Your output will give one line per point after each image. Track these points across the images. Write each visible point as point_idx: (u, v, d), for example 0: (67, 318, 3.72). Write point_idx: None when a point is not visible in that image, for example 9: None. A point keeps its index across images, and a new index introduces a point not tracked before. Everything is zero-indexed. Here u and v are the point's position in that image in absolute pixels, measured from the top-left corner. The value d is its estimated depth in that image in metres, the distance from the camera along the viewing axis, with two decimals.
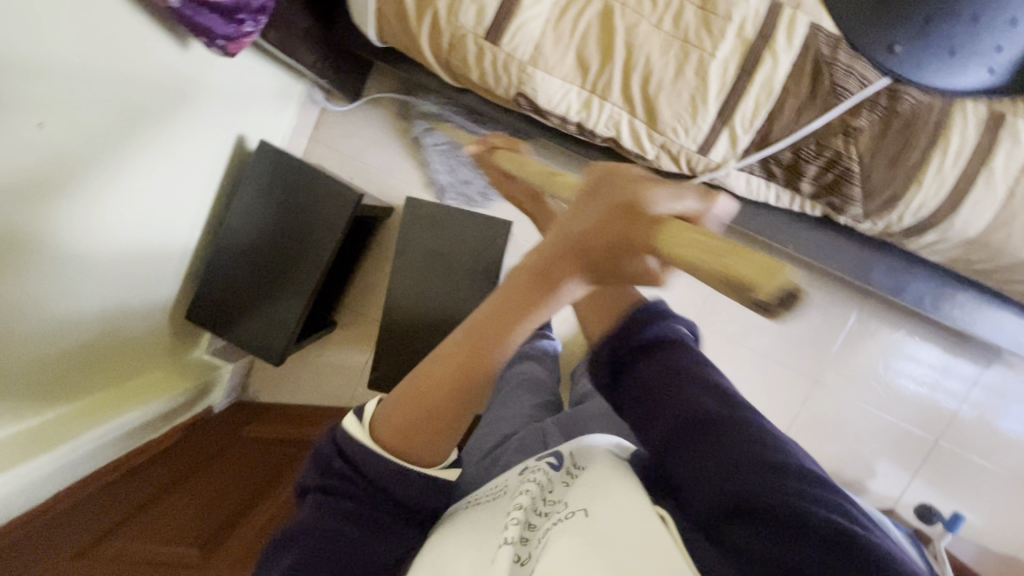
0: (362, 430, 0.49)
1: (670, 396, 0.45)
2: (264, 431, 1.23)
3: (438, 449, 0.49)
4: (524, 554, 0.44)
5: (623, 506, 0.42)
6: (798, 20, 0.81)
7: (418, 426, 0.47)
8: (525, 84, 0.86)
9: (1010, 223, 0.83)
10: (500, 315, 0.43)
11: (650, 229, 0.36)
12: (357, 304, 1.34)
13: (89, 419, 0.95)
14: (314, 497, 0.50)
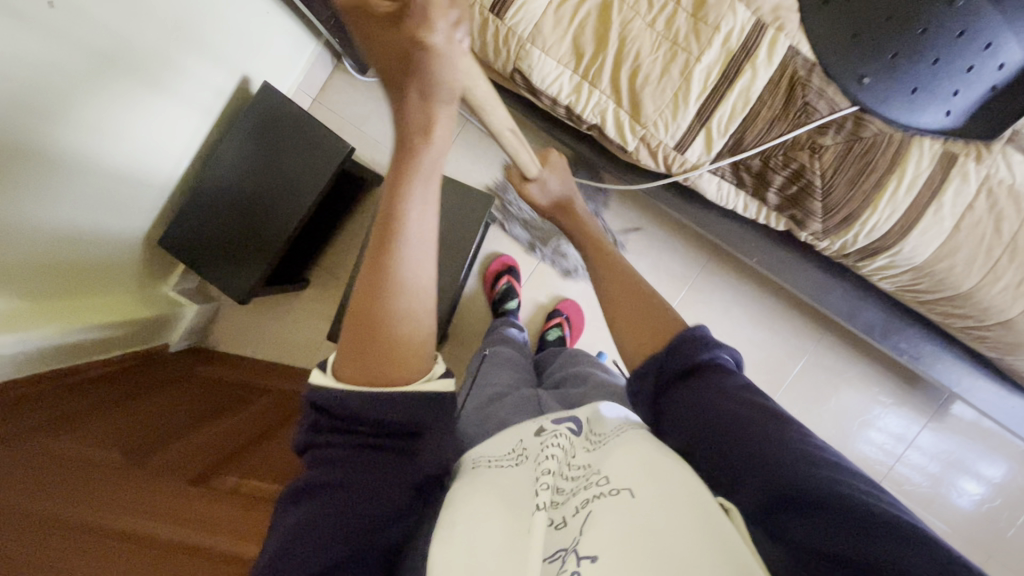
0: (327, 376, 0.55)
1: (708, 409, 0.51)
2: (219, 373, 1.22)
3: (389, 353, 0.54)
4: (558, 519, 0.48)
5: (671, 497, 0.45)
6: (778, 41, 0.88)
7: (356, 337, 0.54)
8: (522, 60, 0.92)
9: (953, 255, 0.89)
10: (387, 214, 0.54)
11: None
12: (331, 265, 1.35)
13: (52, 320, 0.94)
14: (317, 453, 0.52)
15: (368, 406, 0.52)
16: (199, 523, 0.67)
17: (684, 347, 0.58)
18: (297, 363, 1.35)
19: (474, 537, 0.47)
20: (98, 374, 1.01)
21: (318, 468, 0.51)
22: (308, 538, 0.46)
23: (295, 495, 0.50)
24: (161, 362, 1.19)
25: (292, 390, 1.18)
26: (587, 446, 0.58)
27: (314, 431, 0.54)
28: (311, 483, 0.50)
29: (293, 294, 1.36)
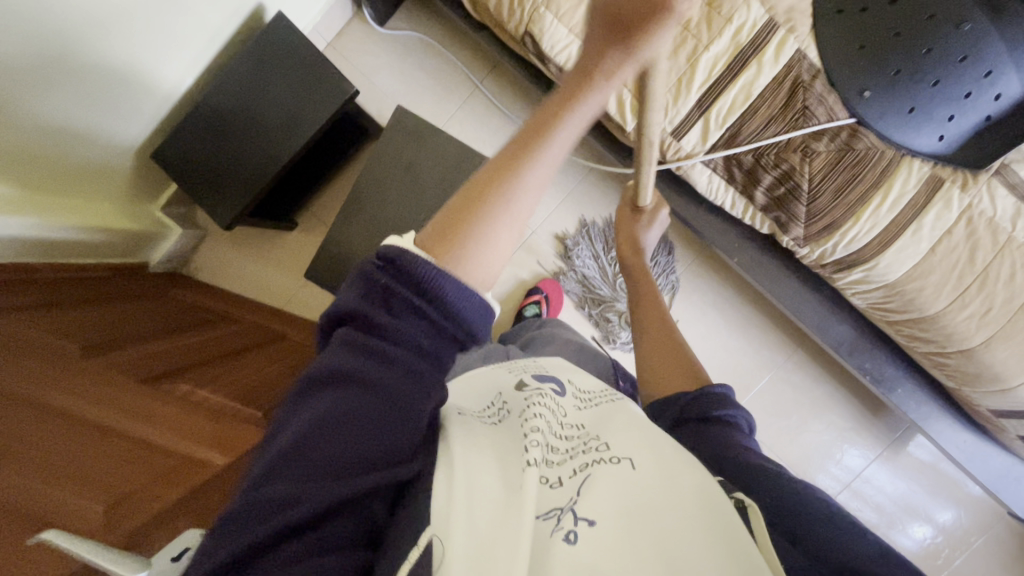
0: (405, 238, 0.46)
1: (725, 446, 0.53)
2: (192, 297, 1.22)
3: (470, 249, 0.46)
4: (553, 477, 0.44)
5: (671, 472, 0.45)
6: (787, 43, 0.89)
7: (458, 217, 0.47)
8: (534, 24, 0.93)
9: (924, 277, 0.91)
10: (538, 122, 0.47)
11: None
12: (321, 211, 1.35)
13: (26, 214, 0.94)
14: (344, 343, 0.44)
15: (437, 293, 0.44)
16: (139, 416, 0.67)
17: (702, 401, 0.60)
18: (272, 302, 1.35)
19: (464, 485, 0.42)
20: (57, 277, 0.98)
21: (362, 355, 0.43)
22: (337, 438, 0.40)
23: (330, 374, 0.43)
24: (137, 278, 1.19)
25: (264, 324, 1.19)
26: (576, 404, 0.56)
27: (366, 302, 0.45)
28: (350, 369, 0.43)
29: (279, 234, 1.36)
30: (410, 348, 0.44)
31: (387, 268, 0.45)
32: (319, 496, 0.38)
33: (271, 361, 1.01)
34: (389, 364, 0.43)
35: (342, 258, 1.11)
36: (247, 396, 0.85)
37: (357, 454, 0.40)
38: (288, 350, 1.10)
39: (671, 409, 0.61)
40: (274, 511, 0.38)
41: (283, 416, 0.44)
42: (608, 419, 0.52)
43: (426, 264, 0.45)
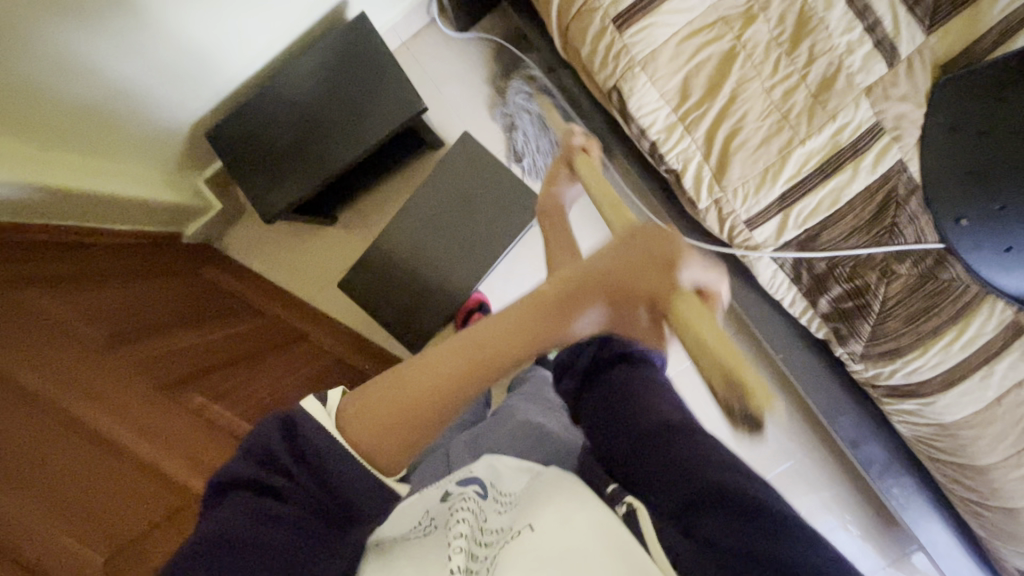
0: (327, 417, 0.46)
1: (631, 414, 0.54)
2: (220, 280, 1.20)
3: (395, 454, 0.46)
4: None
5: (584, 550, 0.42)
6: (889, 152, 0.84)
7: (386, 429, 0.45)
8: (625, 80, 0.88)
9: (984, 426, 0.85)
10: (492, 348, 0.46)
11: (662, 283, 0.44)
12: (363, 211, 1.31)
13: (61, 170, 0.92)
14: (240, 508, 0.42)
15: (327, 463, 0.45)
16: (153, 436, 0.64)
17: (617, 340, 0.60)
18: (298, 294, 1.33)
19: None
20: (91, 244, 0.96)
21: (249, 517, 0.41)
22: None
23: (208, 542, 0.40)
24: (170, 250, 1.17)
25: (286, 321, 1.17)
26: (497, 507, 0.51)
27: (262, 468, 0.45)
28: (234, 535, 0.40)
29: (318, 226, 1.33)
30: (308, 506, 0.44)
31: (284, 437, 0.46)
32: None
33: (287, 372, 0.98)
34: (283, 523, 0.42)
35: (382, 275, 1.12)
36: (255, 415, 0.83)
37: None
38: (304, 356, 1.07)
39: (579, 365, 0.63)
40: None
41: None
42: (534, 500, 0.49)
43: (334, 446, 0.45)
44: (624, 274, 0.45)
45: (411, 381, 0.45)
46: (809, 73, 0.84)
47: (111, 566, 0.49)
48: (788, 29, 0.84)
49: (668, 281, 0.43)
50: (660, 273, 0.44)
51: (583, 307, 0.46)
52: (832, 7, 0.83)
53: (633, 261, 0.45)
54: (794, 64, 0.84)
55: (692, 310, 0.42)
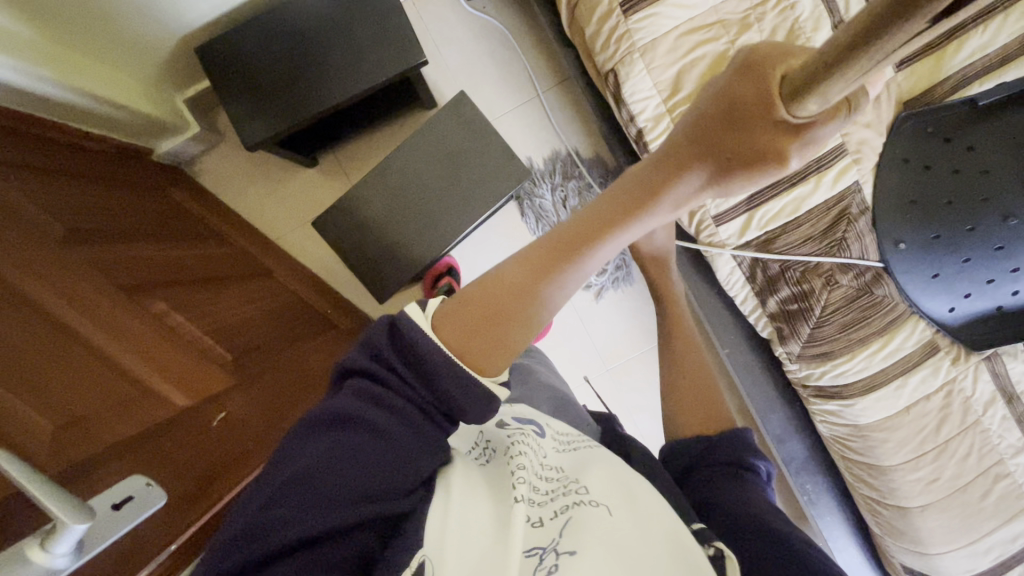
0: (422, 318, 0.45)
1: (723, 493, 0.55)
2: (188, 203, 1.16)
3: (491, 354, 0.45)
4: (536, 517, 0.42)
5: (647, 530, 0.41)
6: (848, 172, 0.92)
7: (478, 326, 0.45)
8: (623, 65, 0.92)
9: (892, 430, 0.95)
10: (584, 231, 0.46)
11: (748, 81, 0.36)
12: (344, 158, 1.30)
13: (29, 54, 0.88)
14: (359, 385, 0.44)
15: (433, 372, 0.44)
16: (104, 326, 0.62)
17: (728, 443, 0.61)
18: (266, 232, 1.31)
19: (450, 519, 0.41)
20: (58, 139, 0.93)
21: (365, 402, 0.43)
22: (336, 475, 0.40)
23: (330, 416, 0.42)
24: (140, 165, 1.13)
25: (253, 256, 1.16)
26: (554, 447, 0.55)
27: (376, 361, 0.45)
28: (348, 412, 0.42)
29: (296, 166, 1.31)
30: (412, 402, 0.44)
31: (397, 337, 0.45)
32: (313, 526, 0.38)
33: (251, 302, 0.97)
34: (391, 410, 0.43)
35: (357, 222, 1.12)
36: (219, 332, 0.81)
37: (351, 486, 0.40)
38: (267, 291, 1.06)
39: (681, 460, 0.63)
40: (256, 540, 0.37)
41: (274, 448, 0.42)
42: (590, 463, 0.51)
43: (430, 347, 0.44)
44: (704, 118, 0.39)
45: (506, 275, 0.46)
46: None
47: (56, 438, 0.47)
48: (778, 42, 0.89)
49: (757, 94, 0.35)
50: (744, 91, 0.36)
51: (673, 179, 0.43)
52: (820, 30, 0.88)
53: (711, 97, 0.39)
54: None
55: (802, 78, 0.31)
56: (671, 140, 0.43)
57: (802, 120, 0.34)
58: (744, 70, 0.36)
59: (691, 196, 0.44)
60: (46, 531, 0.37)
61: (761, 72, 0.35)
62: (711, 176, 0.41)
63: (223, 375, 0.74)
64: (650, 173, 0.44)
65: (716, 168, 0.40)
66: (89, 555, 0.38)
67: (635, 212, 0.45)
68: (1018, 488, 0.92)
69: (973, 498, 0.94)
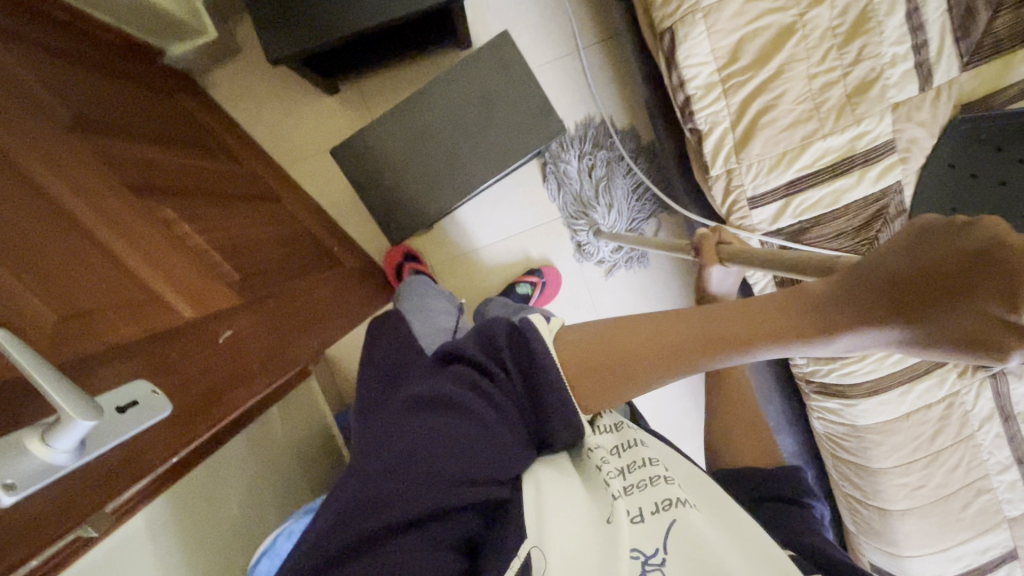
0: (547, 333, 0.52)
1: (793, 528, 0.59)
2: (199, 113, 1.10)
3: (604, 393, 0.51)
4: (635, 511, 0.46)
5: (743, 535, 0.46)
6: (894, 170, 0.87)
7: (602, 366, 0.50)
8: (682, 25, 0.87)
9: (888, 434, 0.96)
10: (740, 331, 0.45)
11: (976, 264, 0.30)
12: (368, 91, 1.25)
13: None
14: (466, 375, 0.54)
15: (538, 382, 0.51)
16: (114, 222, 0.58)
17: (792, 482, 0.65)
18: (278, 157, 1.26)
19: (557, 514, 0.46)
20: (62, 20, 0.85)
21: (469, 388, 0.52)
22: (438, 453, 0.48)
23: (441, 398, 0.52)
24: (151, 64, 1.06)
25: (262, 178, 1.11)
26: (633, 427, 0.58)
27: (485, 354, 0.55)
28: (456, 397, 0.52)
29: (316, 92, 1.24)
30: (510, 399, 0.52)
31: (510, 338, 0.54)
32: (420, 501, 0.45)
33: (259, 224, 0.93)
34: (492, 403, 0.51)
35: (376, 157, 1.08)
36: (228, 250, 0.78)
37: (457, 470, 0.47)
38: (275, 216, 1.01)
39: (742, 489, 0.67)
40: (382, 510, 0.45)
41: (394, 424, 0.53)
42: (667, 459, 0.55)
43: (547, 364, 0.50)
44: (908, 276, 0.34)
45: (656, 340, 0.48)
46: (851, 73, 0.86)
47: (59, 328, 0.44)
48: (848, 23, 0.85)
49: (984, 285, 0.30)
50: (972, 276, 0.30)
51: (854, 325, 0.38)
52: (894, 14, 0.83)
53: (918, 261, 0.33)
54: (842, 60, 0.86)
55: None
56: (870, 277, 0.37)
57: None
58: (979, 249, 0.30)
59: (871, 345, 0.39)
60: (47, 425, 0.34)
61: (996, 265, 0.29)
62: (902, 337, 0.36)
63: (233, 293, 0.70)
64: (832, 302, 0.40)
65: (911, 336, 0.35)
66: (90, 456, 0.35)
67: (801, 334, 0.42)
68: (997, 503, 0.95)
69: (953, 507, 0.96)
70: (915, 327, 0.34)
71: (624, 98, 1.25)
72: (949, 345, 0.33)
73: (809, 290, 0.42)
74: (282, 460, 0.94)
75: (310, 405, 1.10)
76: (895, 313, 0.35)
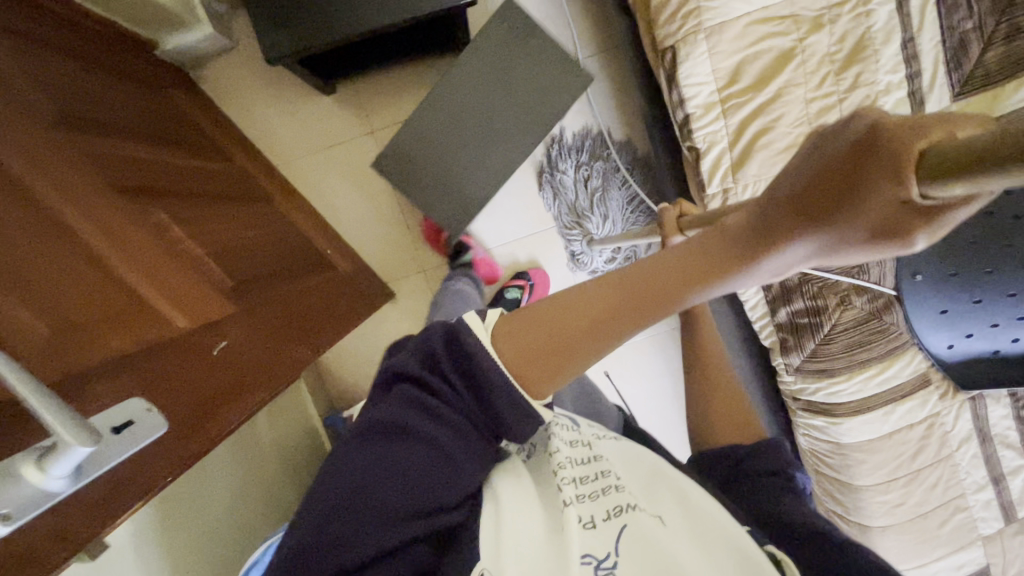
0: (481, 327, 0.47)
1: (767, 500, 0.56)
2: (191, 108, 1.07)
3: (547, 376, 0.45)
4: (587, 517, 0.44)
5: (700, 530, 0.44)
6: None
7: (537, 349, 0.45)
8: (684, 44, 0.88)
9: (870, 452, 0.98)
10: (669, 283, 0.41)
11: (862, 149, 0.27)
12: (366, 94, 1.24)
13: None
14: (409, 394, 0.46)
15: (488, 390, 0.45)
16: (105, 228, 0.57)
17: (767, 455, 0.62)
18: (272, 156, 1.24)
19: (509, 525, 0.44)
20: (52, 10, 0.83)
21: (417, 410, 0.45)
22: (389, 487, 0.43)
23: (386, 426, 0.45)
24: (144, 57, 1.04)
25: (254, 178, 1.09)
26: (592, 432, 0.58)
27: (425, 367, 0.48)
28: (402, 423, 0.45)
29: (312, 92, 1.23)
30: (465, 417, 0.47)
31: (450, 344, 0.47)
32: (373, 543, 0.41)
33: (250, 225, 0.91)
34: (445, 425, 0.46)
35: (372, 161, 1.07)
36: (220, 254, 0.76)
37: (412, 504, 0.43)
38: (266, 217, 0.99)
39: (720, 469, 0.63)
40: (333, 555, 0.41)
41: (334, 456, 0.46)
42: (626, 459, 0.54)
43: (489, 362, 0.45)
44: (801, 187, 0.31)
45: (574, 304, 0.44)
46: (847, 99, 0.87)
47: (54, 342, 0.43)
48: (845, 50, 0.87)
49: (875, 173, 0.26)
50: (858, 166, 0.27)
51: (774, 249, 0.35)
52: (889, 44, 0.85)
53: (812, 170, 0.30)
54: (838, 86, 0.87)
55: (954, 154, 0.24)
56: (776, 195, 0.33)
57: (945, 202, 0.25)
58: (861, 138, 0.27)
59: (802, 262, 0.35)
60: (43, 449, 0.33)
61: (877, 148, 0.26)
62: (817, 249, 0.33)
63: (225, 301, 0.69)
64: (748, 231, 0.36)
65: (825, 243, 0.32)
66: (87, 480, 0.34)
67: (729, 273, 0.38)
68: (972, 522, 0.98)
69: (931, 525, 0.98)
70: (835, 237, 0.31)
71: (622, 111, 1.27)
72: (869, 245, 0.30)
73: (729, 226, 0.39)
74: (269, 467, 0.92)
75: (297, 411, 1.08)
76: (805, 226, 0.32)
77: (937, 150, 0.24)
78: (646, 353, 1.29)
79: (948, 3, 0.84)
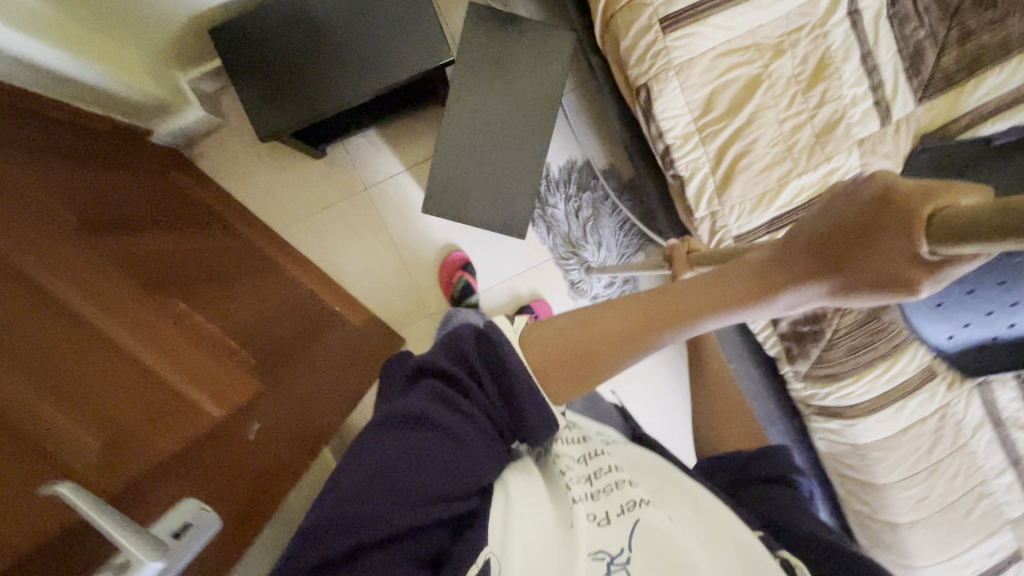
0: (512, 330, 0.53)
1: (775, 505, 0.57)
2: (190, 188, 1.11)
3: (569, 380, 0.51)
4: (600, 514, 0.44)
5: (714, 536, 0.44)
6: None
7: (566, 357, 0.51)
8: (656, 81, 0.92)
9: (889, 449, 0.99)
10: (689, 304, 0.46)
11: (879, 207, 0.32)
12: (356, 153, 1.28)
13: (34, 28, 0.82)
14: (433, 386, 0.49)
15: (514, 389, 0.49)
16: (137, 327, 0.59)
17: (777, 464, 0.64)
18: (270, 221, 1.27)
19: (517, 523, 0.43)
20: (56, 118, 0.87)
21: (440, 402, 0.48)
22: (407, 474, 0.44)
23: (411, 415, 0.47)
24: (141, 145, 1.07)
25: (257, 247, 1.12)
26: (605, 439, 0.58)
27: (452, 362, 0.51)
28: (426, 414, 0.47)
29: (304, 157, 1.27)
30: (485, 413, 0.49)
31: (481, 345, 0.51)
32: (389, 522, 0.42)
33: (260, 294, 0.93)
34: (463, 417, 0.48)
35: None
36: (238, 332, 0.78)
37: (428, 490, 0.44)
38: (274, 284, 1.02)
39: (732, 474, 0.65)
40: (347, 532, 0.42)
41: (353, 443, 0.49)
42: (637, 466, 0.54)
43: (517, 365, 0.50)
44: (823, 233, 0.36)
45: (605, 318, 0.50)
46: (817, 115, 0.92)
47: (103, 455, 0.46)
48: (808, 69, 0.92)
49: (891, 228, 0.31)
50: (875, 219, 0.32)
51: (788, 286, 0.39)
52: (849, 60, 0.90)
53: (832, 217, 0.35)
54: (807, 104, 0.92)
55: (956, 217, 0.28)
56: (800, 238, 0.38)
57: (947, 258, 0.29)
58: (877, 195, 0.32)
59: (814, 302, 0.40)
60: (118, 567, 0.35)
61: (893, 206, 0.31)
62: (829, 291, 0.37)
63: (251, 378, 0.70)
64: (768, 262, 0.41)
65: (834, 287, 0.36)
66: None
67: (748, 302, 0.42)
68: (997, 506, 0.99)
69: (958, 515, 0.99)
70: (844, 276, 0.35)
71: (603, 141, 1.31)
72: (876, 289, 0.33)
73: (751, 258, 0.43)
74: None
75: None
76: (822, 268, 0.36)
77: (950, 212, 0.28)
78: (655, 371, 1.31)
79: (898, 17, 0.89)
